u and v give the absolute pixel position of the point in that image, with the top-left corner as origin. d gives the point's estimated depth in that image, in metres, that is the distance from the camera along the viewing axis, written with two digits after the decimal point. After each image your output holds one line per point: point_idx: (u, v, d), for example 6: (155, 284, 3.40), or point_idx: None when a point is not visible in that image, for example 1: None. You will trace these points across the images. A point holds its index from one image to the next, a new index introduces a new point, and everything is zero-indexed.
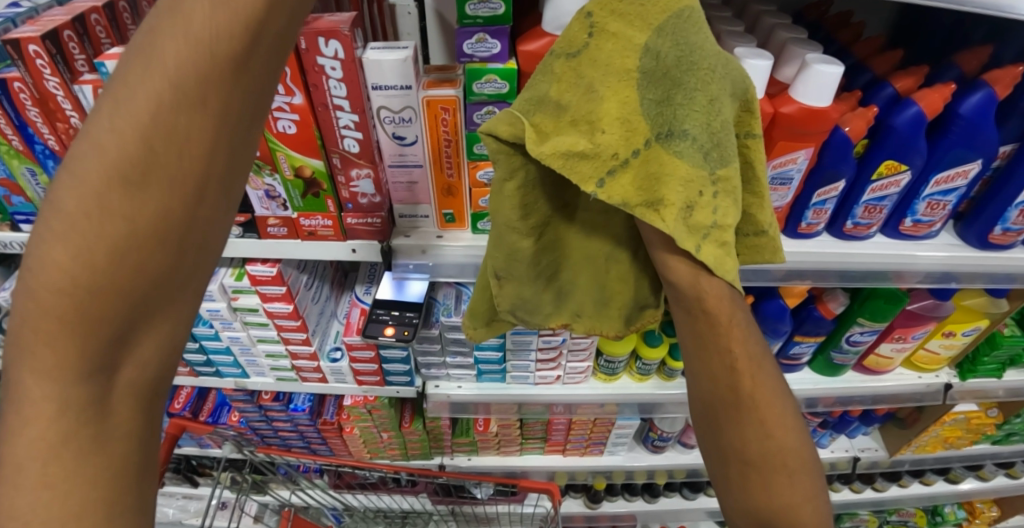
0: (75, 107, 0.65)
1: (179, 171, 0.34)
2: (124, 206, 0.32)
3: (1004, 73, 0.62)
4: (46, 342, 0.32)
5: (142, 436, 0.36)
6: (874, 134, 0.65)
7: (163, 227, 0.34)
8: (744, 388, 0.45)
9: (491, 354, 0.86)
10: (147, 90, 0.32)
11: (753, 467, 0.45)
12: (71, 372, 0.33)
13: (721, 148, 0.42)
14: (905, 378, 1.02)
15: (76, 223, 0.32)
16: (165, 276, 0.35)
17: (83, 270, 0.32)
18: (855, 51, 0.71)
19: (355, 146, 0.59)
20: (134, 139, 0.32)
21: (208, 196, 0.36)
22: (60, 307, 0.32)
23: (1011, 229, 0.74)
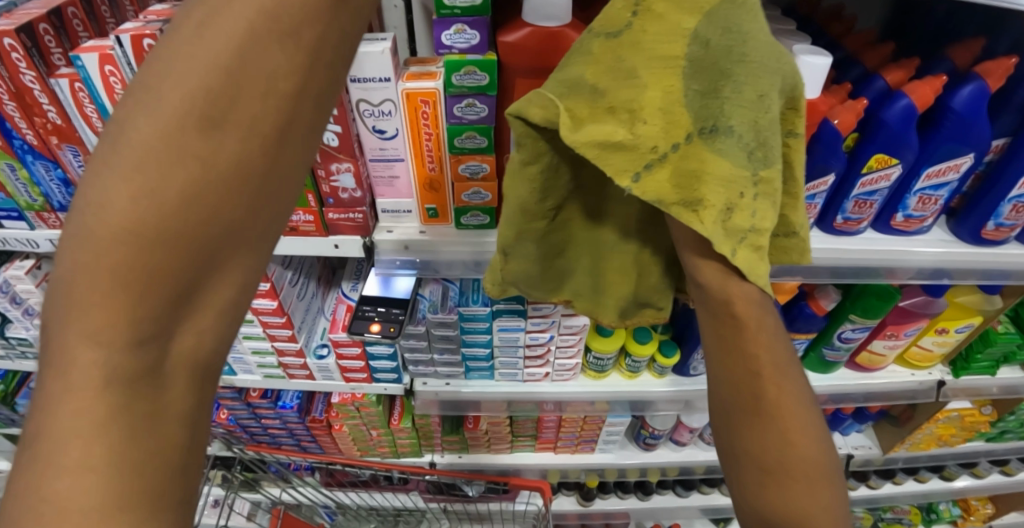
0: (52, 101, 0.64)
1: (252, 131, 0.31)
2: (188, 166, 0.29)
3: (996, 66, 0.61)
4: (99, 305, 0.28)
5: (194, 417, 0.31)
6: (865, 128, 0.64)
7: (228, 189, 0.31)
8: (768, 394, 0.42)
9: (478, 351, 0.85)
10: (231, 25, 0.30)
11: (772, 477, 0.42)
12: (123, 341, 0.28)
13: (766, 148, 0.40)
14: (898, 375, 1.01)
15: (139, 177, 0.28)
16: (236, 231, 0.32)
17: (150, 214, 0.28)
18: (846, 44, 0.70)
19: (335, 139, 0.59)
20: (215, 73, 0.29)
21: (285, 148, 0.33)
22: (122, 253, 0.28)
23: (1004, 224, 0.73)
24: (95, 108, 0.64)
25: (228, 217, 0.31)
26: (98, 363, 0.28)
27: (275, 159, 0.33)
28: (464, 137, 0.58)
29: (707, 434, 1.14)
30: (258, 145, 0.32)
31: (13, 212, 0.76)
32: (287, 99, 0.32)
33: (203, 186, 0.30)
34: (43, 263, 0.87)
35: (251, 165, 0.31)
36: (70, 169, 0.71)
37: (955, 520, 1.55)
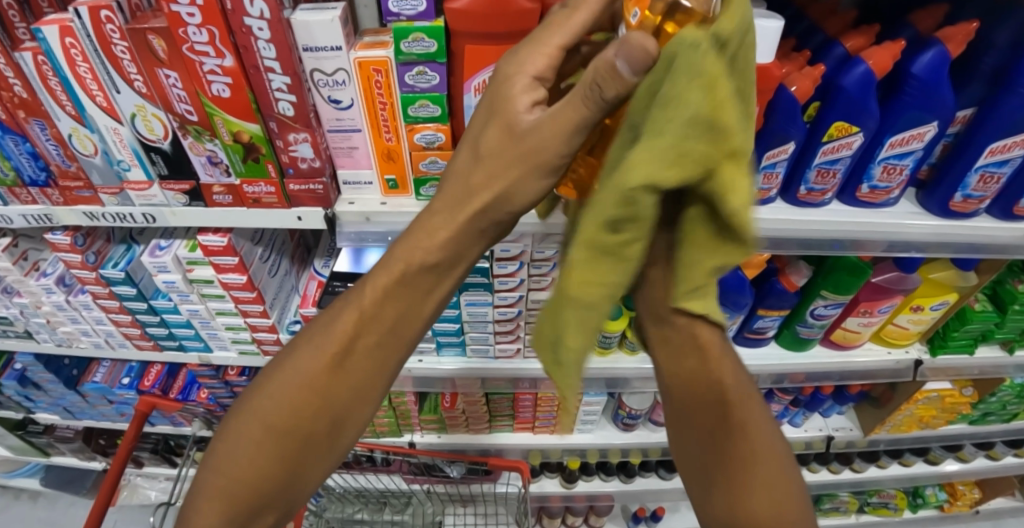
0: (16, 73, 0.62)
1: (297, 417, 0.52)
2: (293, 405, 0.52)
3: (957, 30, 0.60)
4: (231, 460, 0.53)
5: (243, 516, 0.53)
6: (825, 95, 0.63)
7: (315, 421, 0.53)
8: (727, 400, 0.55)
9: (448, 326, 0.86)
10: (340, 326, 0.51)
11: (743, 474, 0.55)
12: (221, 500, 0.53)
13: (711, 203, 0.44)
14: (875, 353, 1.01)
15: (268, 407, 0.52)
16: (315, 432, 0.53)
17: (270, 423, 0.52)
18: (809, 13, 0.69)
19: (290, 109, 0.59)
20: (318, 360, 0.52)
21: (347, 388, 0.53)
22: (254, 436, 0.52)
23: (971, 196, 0.73)
24: (59, 81, 0.61)
25: (298, 438, 0.53)
26: (211, 517, 0.53)
27: (323, 426, 0.53)
28: (417, 106, 0.60)
29: None
30: (305, 423, 0.52)
31: None
32: (355, 366, 0.52)
33: (267, 431, 0.52)
34: (20, 240, 0.86)
35: (298, 432, 0.52)
36: (40, 143, 0.69)
37: (941, 505, 1.54)
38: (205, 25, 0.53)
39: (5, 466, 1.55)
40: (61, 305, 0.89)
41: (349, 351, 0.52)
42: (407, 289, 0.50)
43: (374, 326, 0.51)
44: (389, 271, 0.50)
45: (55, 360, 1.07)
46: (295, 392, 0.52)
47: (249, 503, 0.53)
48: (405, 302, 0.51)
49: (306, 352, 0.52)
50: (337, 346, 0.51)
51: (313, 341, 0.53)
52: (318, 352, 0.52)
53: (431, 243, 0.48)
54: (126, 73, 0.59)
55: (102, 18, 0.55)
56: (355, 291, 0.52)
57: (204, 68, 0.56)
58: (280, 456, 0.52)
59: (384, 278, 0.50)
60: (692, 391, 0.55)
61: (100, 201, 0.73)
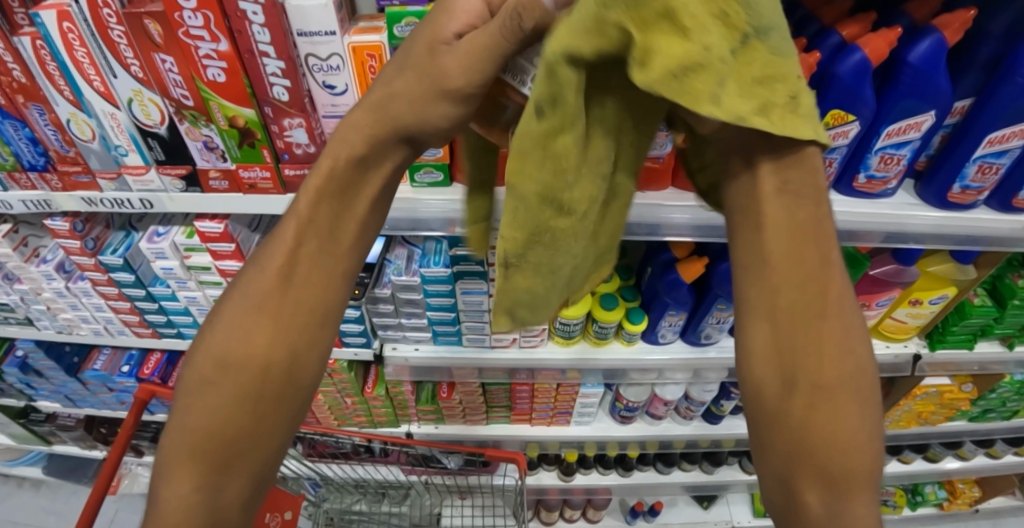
0: (16, 59, 0.62)
1: (255, 344, 0.46)
2: (248, 328, 0.46)
3: (954, 18, 0.60)
4: (190, 404, 0.45)
5: (205, 483, 0.44)
6: (820, 83, 0.63)
7: (274, 344, 0.46)
8: (827, 306, 0.36)
9: (444, 315, 0.86)
10: (281, 238, 0.46)
11: (820, 403, 0.36)
12: (187, 458, 0.44)
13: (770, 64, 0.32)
14: (873, 347, 1.00)
15: (224, 331, 0.46)
16: (276, 362, 0.46)
17: (228, 352, 0.46)
18: (806, 2, 0.69)
19: (285, 94, 0.60)
20: (268, 272, 0.46)
21: (301, 300, 0.47)
22: (210, 370, 0.46)
23: (969, 187, 0.73)
24: (57, 66, 0.62)
25: (258, 368, 0.45)
26: (180, 482, 0.44)
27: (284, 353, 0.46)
28: None
29: (682, 408, 1.14)
30: (261, 350, 0.46)
31: None
32: (304, 277, 0.47)
33: (222, 363, 0.46)
34: (20, 227, 0.86)
35: (260, 363, 0.45)
36: (39, 128, 0.69)
37: (941, 503, 1.54)
38: (200, 9, 0.53)
39: (7, 455, 1.56)
40: (61, 291, 0.89)
41: (292, 261, 0.46)
42: (347, 195, 0.47)
43: (315, 234, 0.46)
44: (315, 179, 0.46)
45: (55, 347, 1.08)
46: (249, 317, 0.46)
47: (224, 462, 0.45)
48: (346, 203, 0.47)
49: (252, 276, 0.47)
50: (279, 259, 0.46)
51: (257, 265, 0.47)
52: (262, 273, 0.46)
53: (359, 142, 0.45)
54: (123, 58, 0.59)
55: (99, 2, 0.55)
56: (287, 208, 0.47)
57: (199, 52, 0.56)
58: (244, 394, 0.45)
59: (311, 189, 0.46)
60: (790, 298, 0.36)
61: (98, 186, 0.74)
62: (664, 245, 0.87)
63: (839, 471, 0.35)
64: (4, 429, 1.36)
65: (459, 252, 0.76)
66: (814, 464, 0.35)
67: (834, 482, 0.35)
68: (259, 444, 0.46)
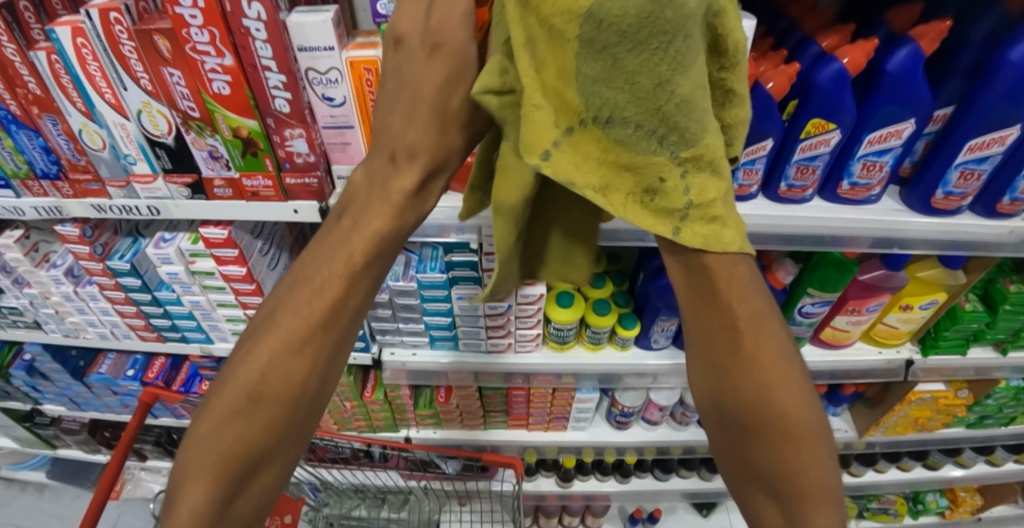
0: (32, 72, 0.66)
1: (289, 384, 0.45)
2: (284, 360, 0.45)
3: (930, 28, 0.62)
4: (216, 429, 0.44)
5: (217, 502, 0.44)
6: (801, 94, 0.65)
7: (309, 378, 0.46)
8: (759, 356, 0.43)
9: (440, 320, 0.88)
10: (330, 272, 0.46)
11: (756, 427, 0.43)
12: (212, 481, 0.43)
13: (680, 130, 0.38)
14: (865, 352, 1.02)
15: (258, 361, 0.45)
16: (307, 394, 0.46)
17: (260, 382, 0.44)
18: (789, 13, 0.72)
19: (286, 106, 0.62)
20: (313, 308, 0.45)
21: (336, 336, 0.47)
22: (240, 396, 0.44)
23: (953, 193, 0.74)
24: (71, 80, 0.65)
25: (289, 402, 0.45)
26: (197, 503, 0.43)
27: (315, 388, 0.47)
28: None
29: (678, 413, 1.15)
30: (298, 387, 0.45)
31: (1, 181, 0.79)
32: (343, 313, 0.47)
33: (253, 394, 0.44)
34: (31, 233, 0.90)
35: (293, 399, 0.45)
36: (51, 138, 0.72)
37: (942, 511, 1.53)
38: (206, 26, 0.56)
39: (13, 459, 1.59)
40: (69, 295, 0.92)
41: (340, 307, 0.46)
42: (390, 235, 0.48)
43: (362, 282, 0.47)
44: (371, 230, 0.47)
45: (62, 351, 1.10)
46: (287, 355, 0.45)
47: (239, 483, 0.45)
48: (388, 245, 0.48)
49: (288, 315, 0.45)
50: (325, 303, 0.45)
51: (293, 303, 0.46)
52: (302, 312, 0.45)
53: (409, 207, 0.48)
54: (133, 72, 0.62)
55: (112, 19, 0.58)
56: (335, 252, 0.47)
57: (205, 66, 0.59)
58: (270, 432, 0.45)
59: (363, 237, 0.47)
60: (718, 351, 0.44)
61: (108, 193, 0.77)
62: (656, 251, 0.89)
63: (781, 488, 0.42)
64: (11, 433, 1.39)
65: (454, 258, 0.78)
66: (764, 479, 0.43)
67: (778, 497, 0.43)
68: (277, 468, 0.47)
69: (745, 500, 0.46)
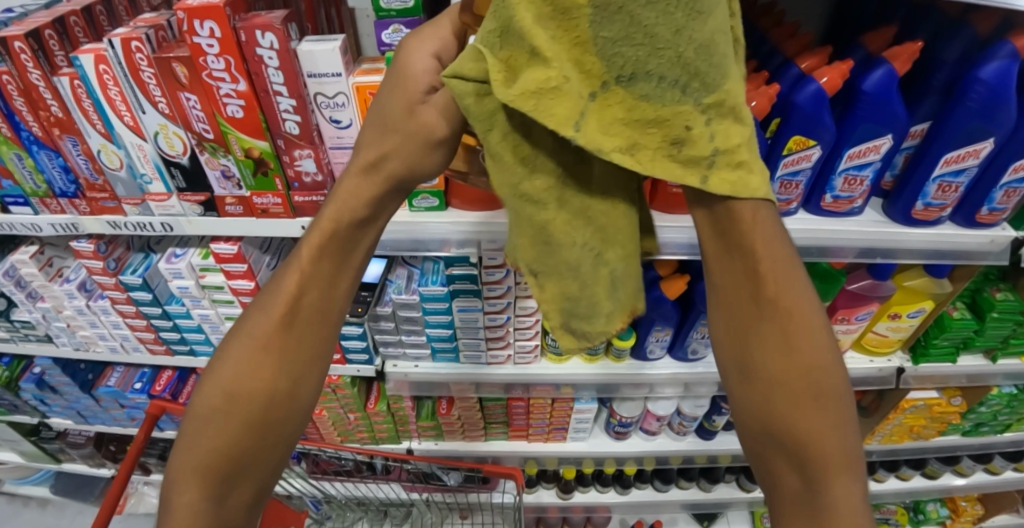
0: (55, 96, 0.69)
1: (257, 383, 0.49)
2: (252, 361, 0.49)
3: (903, 50, 0.65)
4: (199, 428, 0.49)
5: (208, 497, 0.49)
6: (783, 112, 0.69)
7: (276, 376, 0.50)
8: (785, 306, 0.39)
9: (441, 332, 0.91)
10: (288, 278, 0.50)
11: (785, 389, 0.39)
12: (200, 476, 0.48)
13: (703, 75, 0.34)
14: (856, 362, 1.04)
15: (231, 364, 0.50)
16: (276, 394, 0.50)
17: (235, 383, 0.49)
18: (771, 36, 0.76)
19: (296, 128, 0.66)
20: (275, 311, 0.50)
21: (299, 337, 0.51)
22: (218, 397, 0.49)
23: (932, 204, 0.77)
24: (92, 103, 0.68)
25: (261, 401, 0.49)
26: (190, 495, 0.48)
27: (287, 385, 0.50)
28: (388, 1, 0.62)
29: (675, 423, 1.17)
30: (266, 383, 0.49)
31: (20, 198, 0.82)
32: (304, 316, 0.51)
33: (228, 394, 0.49)
34: (46, 249, 0.93)
35: (262, 397, 0.49)
36: (71, 158, 0.76)
37: (944, 521, 1.53)
38: (222, 54, 0.60)
39: (18, 473, 1.60)
40: (81, 309, 0.95)
41: (296, 306, 0.50)
42: (345, 241, 0.51)
43: (318, 283, 0.51)
44: (318, 230, 0.50)
45: (72, 364, 1.13)
46: (256, 354, 0.49)
47: (228, 481, 0.49)
48: (342, 247, 0.51)
49: (254, 319, 0.51)
50: (284, 303, 0.50)
51: (260, 306, 0.51)
52: (267, 314, 0.50)
53: (357, 201, 0.50)
54: (151, 96, 0.66)
55: (133, 48, 0.62)
56: (289, 256, 0.51)
57: (220, 91, 0.63)
58: (247, 428, 0.49)
59: (316, 238, 0.50)
60: (739, 299, 0.40)
61: (123, 211, 0.80)
62: (650, 263, 0.92)
63: (800, 452, 0.39)
64: (16, 447, 1.41)
65: (455, 272, 0.81)
66: (781, 444, 0.39)
67: (797, 462, 0.39)
68: (261, 467, 0.50)
69: (765, 467, 0.41)
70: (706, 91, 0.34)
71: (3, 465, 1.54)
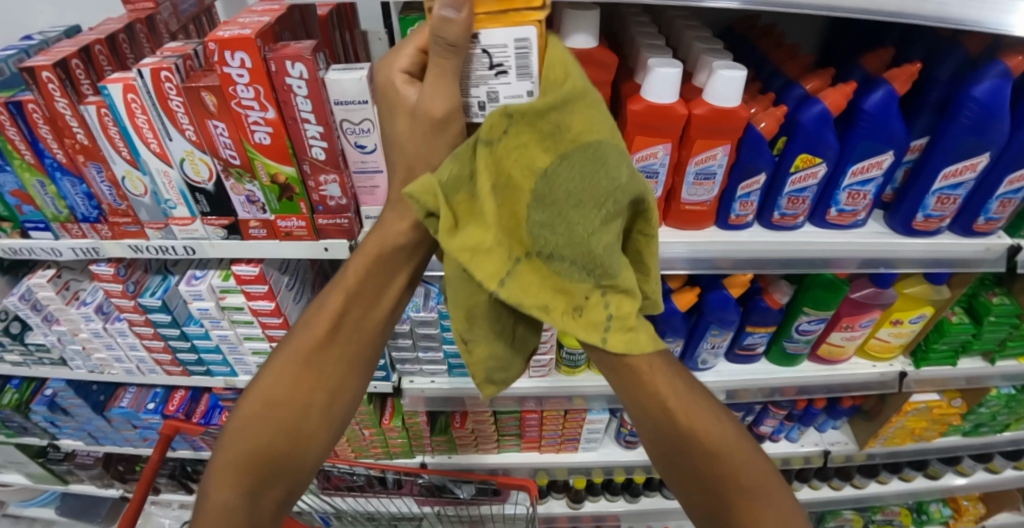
0: (81, 124, 0.70)
1: (297, 390, 0.59)
2: (295, 371, 0.59)
3: (901, 71, 0.69)
4: (238, 428, 0.58)
5: (244, 488, 0.57)
6: (789, 131, 0.72)
7: (316, 387, 0.60)
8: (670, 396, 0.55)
9: (459, 348, 0.92)
10: (332, 300, 0.60)
11: (693, 450, 0.55)
12: (239, 469, 0.57)
13: (603, 267, 0.48)
14: (861, 367, 1.07)
15: (276, 371, 0.59)
16: (312, 402, 0.59)
17: (277, 388, 0.59)
18: (773, 58, 0.79)
19: (322, 154, 0.68)
20: (318, 330, 0.60)
21: (336, 355, 0.60)
22: (261, 399, 0.59)
23: (932, 215, 0.81)
24: (119, 131, 0.69)
25: (298, 406, 0.59)
26: (227, 488, 0.57)
27: (323, 398, 0.60)
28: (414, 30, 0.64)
29: None
30: (306, 392, 0.59)
31: (41, 223, 0.83)
32: (341, 336, 0.60)
33: (271, 398, 0.59)
34: (63, 272, 0.94)
35: (301, 404, 0.59)
36: (94, 185, 0.77)
37: (946, 520, 1.56)
38: (253, 84, 0.61)
39: (22, 495, 1.59)
40: (98, 332, 0.95)
41: (337, 326, 0.60)
42: (384, 267, 0.60)
43: (357, 306, 0.60)
44: (364, 255, 0.59)
45: (84, 386, 1.13)
46: (299, 365, 0.59)
47: (262, 477, 0.58)
48: (382, 272, 0.60)
49: (299, 334, 0.60)
50: (327, 322, 0.59)
51: (306, 322, 0.61)
52: (311, 330, 0.60)
53: (397, 230, 0.57)
54: (179, 124, 0.67)
55: (162, 77, 0.64)
56: (336, 278, 0.60)
57: (249, 119, 0.64)
58: (285, 428, 0.58)
59: (361, 263, 0.59)
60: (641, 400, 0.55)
61: (145, 235, 0.81)
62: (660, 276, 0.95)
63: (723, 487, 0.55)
64: (23, 469, 1.40)
65: None
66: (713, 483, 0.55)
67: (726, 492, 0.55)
68: (293, 466, 0.59)
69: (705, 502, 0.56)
70: (607, 270, 0.48)
71: (8, 488, 1.53)
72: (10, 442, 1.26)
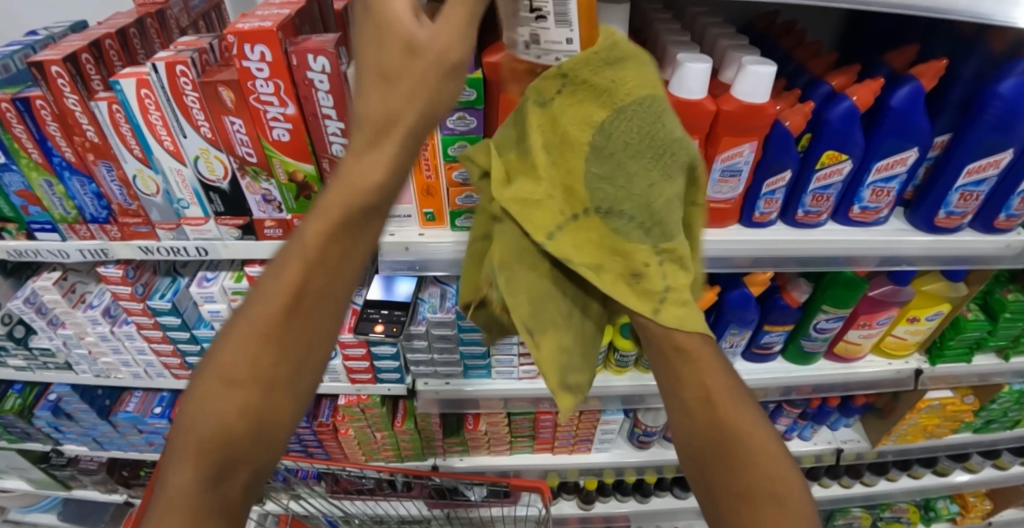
0: (91, 121, 0.68)
1: (260, 379, 0.43)
2: (251, 353, 0.43)
3: (927, 68, 0.68)
4: (186, 433, 0.43)
5: (199, 516, 0.42)
6: (815, 128, 0.71)
7: (282, 372, 0.44)
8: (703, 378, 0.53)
9: (475, 348, 0.91)
10: (298, 258, 0.44)
11: (722, 445, 0.51)
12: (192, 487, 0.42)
13: (660, 227, 0.51)
14: (876, 365, 1.06)
15: (226, 353, 0.43)
16: (278, 394, 0.44)
17: (232, 379, 0.43)
18: (796, 55, 0.79)
19: (342, 151, 0.66)
20: (279, 299, 0.43)
21: (306, 330, 0.44)
22: (213, 393, 0.42)
23: (954, 212, 0.80)
24: (131, 128, 0.67)
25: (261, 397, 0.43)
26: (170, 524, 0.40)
27: (289, 385, 0.44)
28: None
29: None
30: (270, 379, 0.44)
31: (48, 224, 0.80)
32: (308, 305, 0.44)
33: (220, 388, 0.42)
34: (68, 275, 0.92)
35: (264, 394, 0.43)
36: (104, 184, 0.74)
37: (953, 517, 1.57)
38: (273, 78, 0.60)
39: (22, 501, 1.56)
40: (105, 335, 0.93)
41: (305, 292, 0.44)
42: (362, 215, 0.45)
43: (329, 266, 0.45)
44: (342, 195, 0.44)
45: (89, 391, 1.10)
46: (255, 345, 0.43)
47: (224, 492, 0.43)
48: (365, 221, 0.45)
49: (254, 305, 0.44)
50: (290, 288, 0.44)
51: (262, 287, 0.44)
52: (270, 298, 0.43)
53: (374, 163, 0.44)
54: (194, 121, 0.65)
55: (178, 72, 0.62)
56: (298, 231, 0.45)
57: (268, 115, 0.63)
58: (247, 428, 0.43)
59: (333, 211, 0.44)
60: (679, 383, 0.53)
61: (156, 235, 0.79)
62: None
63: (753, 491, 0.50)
64: (24, 475, 1.37)
65: None
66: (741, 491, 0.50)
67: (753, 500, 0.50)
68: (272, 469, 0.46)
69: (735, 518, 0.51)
70: (660, 232, 0.51)
71: (8, 494, 1.50)
72: (12, 448, 1.23)
